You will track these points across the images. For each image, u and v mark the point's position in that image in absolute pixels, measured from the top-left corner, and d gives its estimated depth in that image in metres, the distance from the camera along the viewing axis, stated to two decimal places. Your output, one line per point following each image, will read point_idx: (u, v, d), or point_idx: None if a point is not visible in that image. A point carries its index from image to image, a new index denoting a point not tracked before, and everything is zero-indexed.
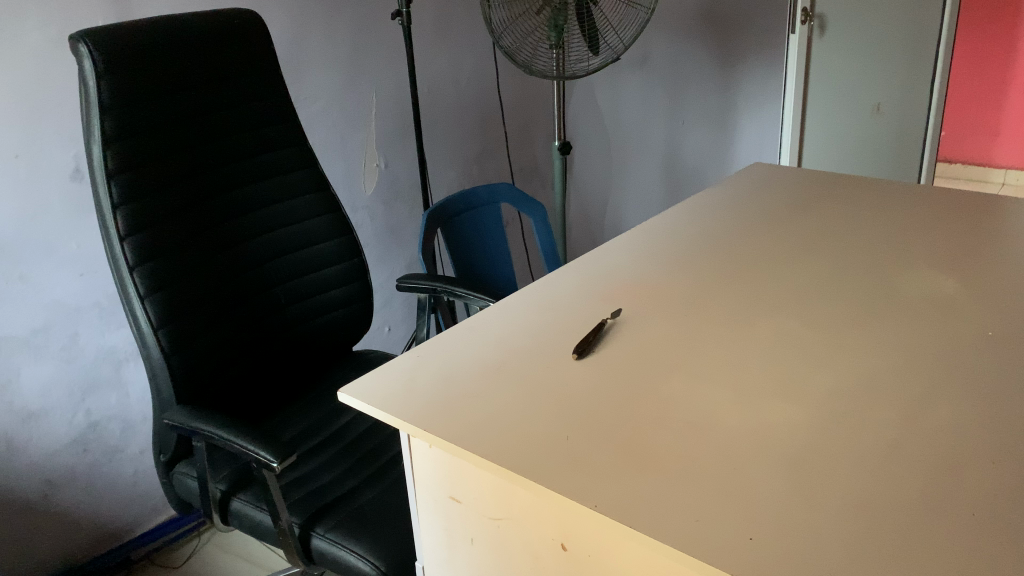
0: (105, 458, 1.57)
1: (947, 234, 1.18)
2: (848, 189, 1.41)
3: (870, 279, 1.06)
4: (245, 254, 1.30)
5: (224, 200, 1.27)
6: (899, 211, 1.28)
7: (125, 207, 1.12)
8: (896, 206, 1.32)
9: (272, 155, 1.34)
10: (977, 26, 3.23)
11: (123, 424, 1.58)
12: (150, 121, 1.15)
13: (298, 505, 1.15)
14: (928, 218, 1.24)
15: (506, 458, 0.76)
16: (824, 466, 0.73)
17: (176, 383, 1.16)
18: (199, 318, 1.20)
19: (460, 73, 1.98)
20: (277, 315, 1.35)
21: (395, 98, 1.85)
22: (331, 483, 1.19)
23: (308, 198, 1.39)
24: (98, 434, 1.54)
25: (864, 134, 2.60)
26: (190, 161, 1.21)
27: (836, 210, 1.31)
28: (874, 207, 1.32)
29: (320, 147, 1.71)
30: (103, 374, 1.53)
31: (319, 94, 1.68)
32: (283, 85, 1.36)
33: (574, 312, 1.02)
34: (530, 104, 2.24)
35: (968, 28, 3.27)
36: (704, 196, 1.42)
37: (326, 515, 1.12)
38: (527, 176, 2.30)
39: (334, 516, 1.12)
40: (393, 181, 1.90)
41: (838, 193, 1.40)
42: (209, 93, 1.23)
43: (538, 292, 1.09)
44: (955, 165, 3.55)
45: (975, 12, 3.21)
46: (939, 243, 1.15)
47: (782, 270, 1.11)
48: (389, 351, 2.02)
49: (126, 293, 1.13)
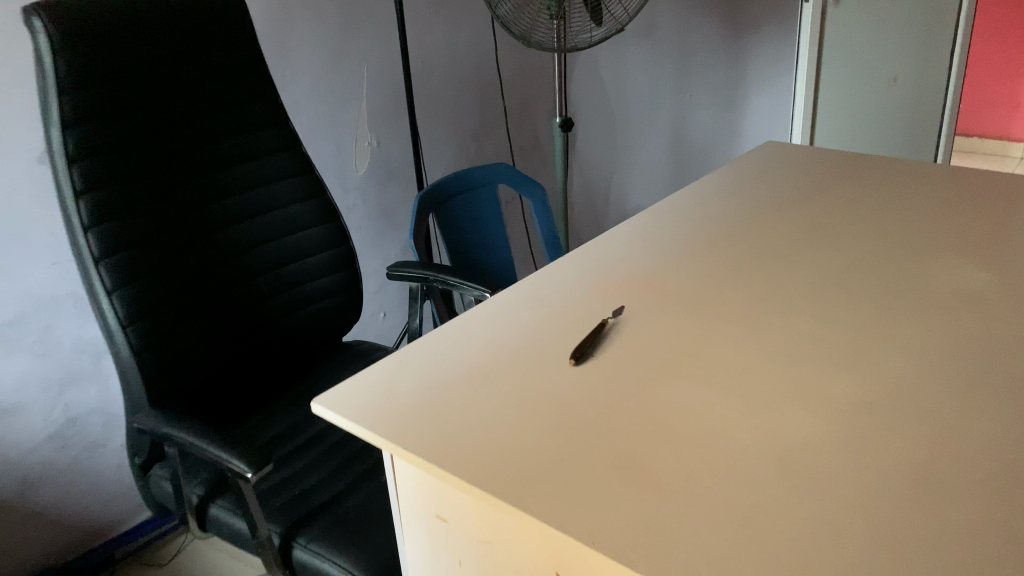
0: (86, 454, 1.50)
1: (975, 222, 1.09)
2: (866, 171, 1.32)
3: (896, 272, 0.98)
4: (224, 244, 1.22)
5: (199, 187, 1.19)
6: (922, 196, 1.20)
7: (89, 194, 1.03)
8: (919, 190, 1.23)
9: (251, 136, 1.25)
10: None
11: (105, 418, 1.51)
12: (114, 101, 1.06)
13: (279, 512, 1.08)
14: (956, 204, 1.16)
15: (493, 479, 0.68)
16: (851, 490, 0.65)
17: (148, 383, 1.08)
18: (173, 314, 1.12)
19: (456, 45, 1.89)
20: (259, 308, 1.28)
21: (387, 73, 1.75)
22: (315, 485, 1.12)
23: (291, 182, 1.30)
24: (78, 429, 1.48)
25: (879, 110, 2.49)
26: (160, 144, 1.13)
27: (857, 195, 1.22)
28: (894, 191, 1.23)
29: (307, 125, 1.62)
30: (82, 367, 1.46)
31: (305, 69, 1.59)
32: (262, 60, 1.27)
33: (571, 310, 0.94)
34: (531, 78, 2.14)
35: None
36: (711, 180, 1.34)
37: (308, 524, 1.05)
38: (528, 154, 2.20)
39: (317, 523, 1.05)
40: (386, 161, 1.81)
41: (857, 177, 1.31)
42: (181, 72, 1.15)
43: (533, 287, 1.01)
44: (971, 140, 3.44)
45: None
46: (969, 231, 1.06)
47: (799, 263, 1.02)
48: (384, 338, 1.94)
49: (91, 288, 1.05)
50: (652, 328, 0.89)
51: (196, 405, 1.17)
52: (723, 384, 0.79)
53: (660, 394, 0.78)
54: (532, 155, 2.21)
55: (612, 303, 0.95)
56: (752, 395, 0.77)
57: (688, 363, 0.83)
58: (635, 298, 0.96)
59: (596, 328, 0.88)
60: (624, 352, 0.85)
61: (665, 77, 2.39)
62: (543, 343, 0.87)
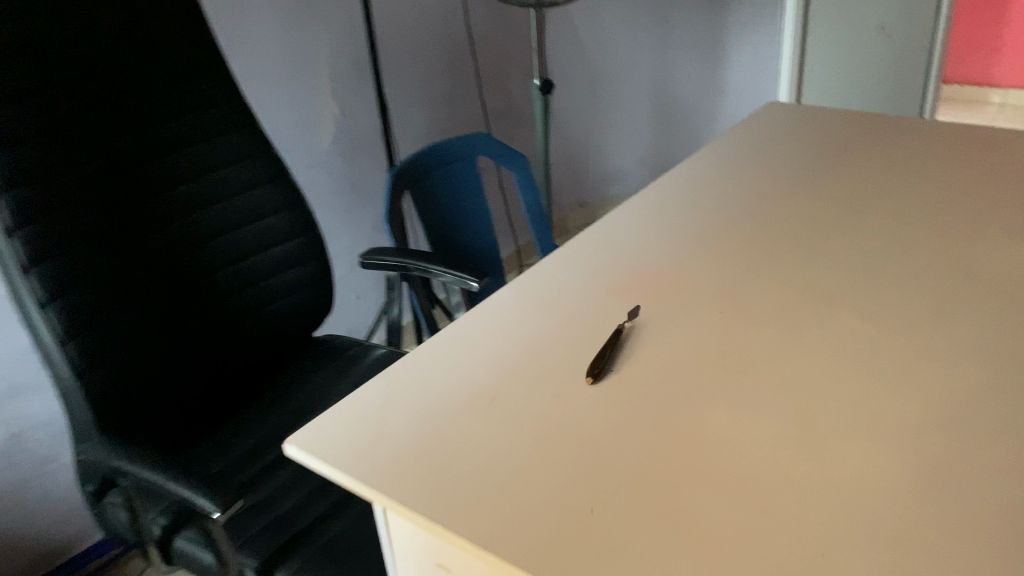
0: (34, 471, 1.36)
1: (1013, 196, 0.99)
2: (882, 139, 1.22)
3: (936, 260, 0.87)
4: (174, 240, 1.08)
5: (141, 177, 1.04)
6: (948, 168, 1.09)
7: (10, 191, 0.88)
8: (943, 160, 1.12)
9: (198, 116, 1.10)
10: None
11: (54, 432, 1.38)
12: (33, 81, 0.90)
13: (254, 543, 0.96)
14: (987, 176, 1.06)
15: (509, 544, 0.57)
16: (941, 543, 0.54)
17: (95, 406, 0.94)
18: (119, 323, 0.98)
19: (423, 3, 1.73)
20: (219, 309, 1.14)
21: (350, 36, 1.60)
22: (297, 508, 1.01)
23: (247, 165, 1.16)
24: (22, 445, 1.34)
25: (865, 61, 2.38)
26: (92, 129, 0.97)
27: (877, 167, 1.12)
28: (917, 162, 1.12)
29: (263, 96, 1.46)
30: (23, 377, 1.31)
31: (258, 34, 1.42)
32: (207, 27, 1.11)
33: (581, 313, 0.82)
34: (505, 37, 1.99)
35: None
36: (715, 153, 1.22)
37: (286, 555, 0.94)
38: (504, 119, 2.06)
39: (299, 553, 0.94)
40: (353, 133, 1.66)
41: (874, 145, 1.20)
42: (111, 45, 0.99)
43: (534, 286, 0.89)
44: (952, 87, 3.36)
45: None
46: (1010, 207, 0.96)
47: (826, 250, 0.92)
48: (359, 322, 1.80)
49: (20, 301, 0.90)
50: (674, 334, 0.78)
51: (153, 426, 1.04)
52: (767, 402, 0.68)
53: (696, 418, 0.67)
54: (507, 120, 2.07)
55: (625, 303, 0.83)
56: (802, 415, 0.66)
57: (722, 377, 0.72)
58: (651, 298, 0.85)
59: (613, 336, 0.76)
60: (648, 367, 0.73)
61: (645, 33, 2.32)
62: (553, 357, 0.75)
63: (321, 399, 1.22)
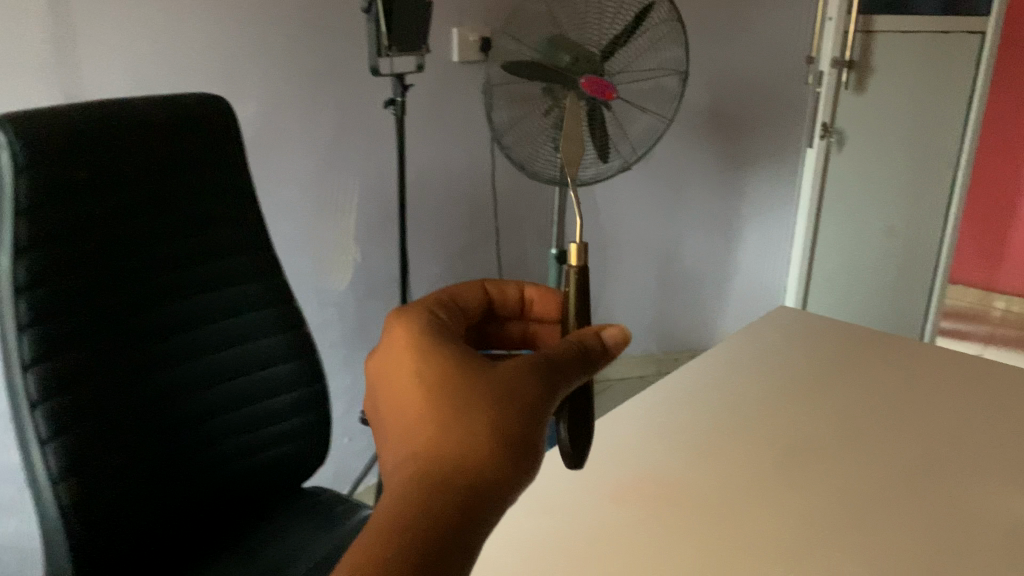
0: (17, 560, 1.40)
1: (977, 427, 1.06)
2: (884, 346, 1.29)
3: (897, 469, 0.96)
4: (195, 407, 1.09)
5: (173, 345, 1.07)
6: (937, 388, 1.16)
7: (58, 356, 0.91)
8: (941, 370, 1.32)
9: (243, 287, 1.16)
10: (996, 156, 3.30)
11: (20, 485, 1.36)
12: (97, 276, 0.96)
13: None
14: (975, 409, 1.11)
15: None
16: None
17: (75, 545, 0.93)
18: (138, 474, 1.00)
19: (453, 161, 1.84)
20: (205, 475, 1.10)
21: (380, 195, 1.71)
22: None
23: (280, 337, 1.20)
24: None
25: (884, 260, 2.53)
26: (143, 298, 1.03)
27: (872, 379, 1.18)
28: (920, 377, 1.19)
29: (284, 245, 1.54)
30: (4, 497, 1.34)
31: (295, 196, 1.53)
32: (256, 206, 1.19)
33: (529, 290, 0.71)
34: (530, 206, 2.12)
35: (989, 161, 3.33)
36: (728, 346, 1.26)
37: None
38: (515, 272, 2.13)
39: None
40: (366, 277, 1.73)
41: (880, 352, 1.27)
42: (183, 229, 1.08)
43: (481, 285, 0.70)
44: (963, 288, 3.58)
45: (996, 137, 3.29)
46: (981, 439, 1.03)
47: (873, 441, 1.02)
48: (346, 464, 1.80)
49: (24, 437, 0.90)
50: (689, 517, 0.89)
51: (122, 548, 0.98)
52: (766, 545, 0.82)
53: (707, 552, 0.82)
54: (519, 251, 2.12)
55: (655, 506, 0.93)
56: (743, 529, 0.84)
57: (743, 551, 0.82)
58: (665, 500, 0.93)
59: (573, 352, 0.55)
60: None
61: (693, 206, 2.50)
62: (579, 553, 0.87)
63: (299, 558, 1.12)
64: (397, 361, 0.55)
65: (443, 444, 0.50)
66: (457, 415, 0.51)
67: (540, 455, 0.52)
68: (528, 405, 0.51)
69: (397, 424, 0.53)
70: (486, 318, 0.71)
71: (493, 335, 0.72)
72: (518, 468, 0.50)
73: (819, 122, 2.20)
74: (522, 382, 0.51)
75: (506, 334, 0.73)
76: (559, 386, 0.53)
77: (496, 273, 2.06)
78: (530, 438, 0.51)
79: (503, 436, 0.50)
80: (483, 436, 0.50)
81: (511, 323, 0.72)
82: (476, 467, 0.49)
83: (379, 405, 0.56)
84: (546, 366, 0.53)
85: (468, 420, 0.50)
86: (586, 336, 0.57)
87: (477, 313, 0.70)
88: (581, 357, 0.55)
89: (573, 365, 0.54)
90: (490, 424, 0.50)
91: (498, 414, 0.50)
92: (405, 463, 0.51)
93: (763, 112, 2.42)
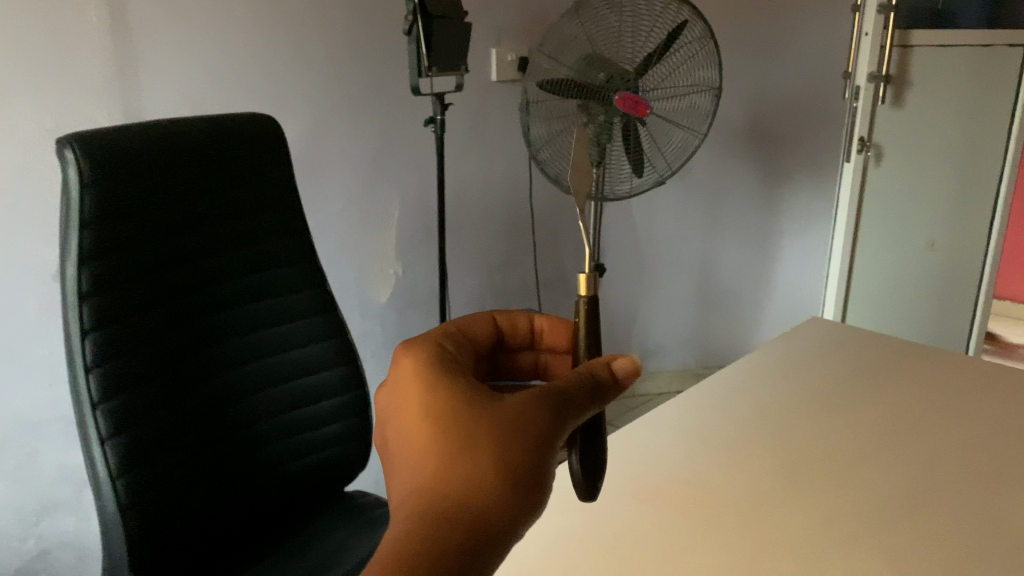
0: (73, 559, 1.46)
1: (1008, 438, 1.06)
2: (917, 357, 1.30)
3: (926, 479, 0.96)
4: (241, 411, 1.14)
5: (223, 350, 1.12)
6: (969, 399, 1.16)
7: (117, 361, 0.97)
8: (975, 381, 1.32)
9: (290, 296, 1.21)
10: None
11: (78, 485, 1.43)
12: (151, 285, 1.02)
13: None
14: (1007, 421, 1.11)
15: None
16: None
17: (131, 539, 0.98)
18: (189, 474, 1.05)
19: (491, 178, 1.88)
20: (251, 477, 1.15)
21: (421, 210, 1.76)
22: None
23: (325, 344, 1.25)
24: (55, 550, 1.43)
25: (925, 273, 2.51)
26: (195, 305, 1.08)
27: (903, 389, 1.19)
28: (952, 388, 1.20)
29: (328, 258, 1.59)
30: (63, 495, 1.41)
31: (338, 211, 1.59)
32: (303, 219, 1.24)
33: (540, 321, 0.75)
34: (568, 221, 2.16)
35: None
36: (761, 356, 1.28)
37: None
38: (552, 286, 2.17)
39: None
40: (407, 289, 1.78)
41: (913, 363, 1.27)
42: (233, 240, 1.13)
43: (491, 317, 0.74)
44: (1006, 302, 3.53)
45: None
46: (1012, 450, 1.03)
47: (902, 451, 1.02)
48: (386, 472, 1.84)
49: (85, 435, 0.96)
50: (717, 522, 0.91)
51: (173, 544, 1.03)
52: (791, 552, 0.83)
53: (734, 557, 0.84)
54: (556, 265, 2.16)
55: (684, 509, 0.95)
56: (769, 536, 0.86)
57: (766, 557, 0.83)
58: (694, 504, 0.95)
59: (583, 384, 0.58)
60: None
61: (730, 222, 2.51)
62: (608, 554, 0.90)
63: (336, 558, 1.16)
64: (410, 398, 0.59)
65: (452, 479, 0.53)
66: (466, 451, 0.54)
67: (546, 485, 0.55)
68: (532, 440, 0.54)
69: (409, 459, 0.57)
70: (497, 348, 0.75)
71: (503, 365, 0.76)
72: (524, 499, 0.54)
73: (856, 135, 2.19)
74: (530, 418, 0.54)
75: (517, 363, 0.77)
76: (566, 419, 0.55)
77: (533, 287, 2.10)
78: (536, 471, 0.54)
79: (510, 470, 0.53)
80: (490, 470, 0.53)
81: (520, 353, 0.76)
82: (484, 501, 0.53)
83: (395, 434, 0.60)
84: (552, 399, 0.56)
85: (477, 455, 0.54)
86: (596, 367, 0.59)
87: (488, 343, 0.74)
88: (589, 389, 0.58)
89: (580, 397, 0.57)
90: (497, 458, 0.53)
91: (505, 449, 0.53)
92: (416, 497, 0.54)
93: (800, 127, 2.43)
